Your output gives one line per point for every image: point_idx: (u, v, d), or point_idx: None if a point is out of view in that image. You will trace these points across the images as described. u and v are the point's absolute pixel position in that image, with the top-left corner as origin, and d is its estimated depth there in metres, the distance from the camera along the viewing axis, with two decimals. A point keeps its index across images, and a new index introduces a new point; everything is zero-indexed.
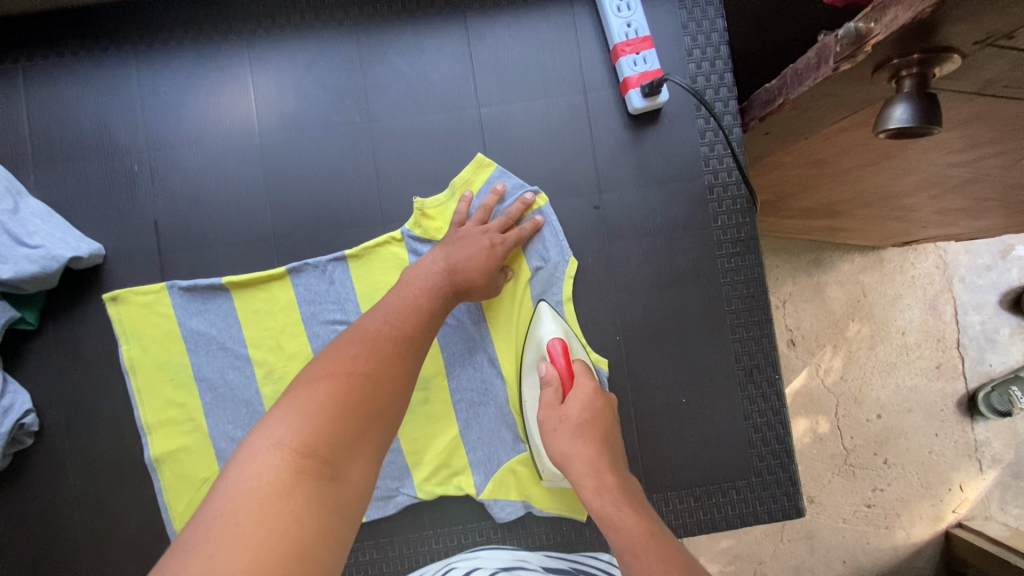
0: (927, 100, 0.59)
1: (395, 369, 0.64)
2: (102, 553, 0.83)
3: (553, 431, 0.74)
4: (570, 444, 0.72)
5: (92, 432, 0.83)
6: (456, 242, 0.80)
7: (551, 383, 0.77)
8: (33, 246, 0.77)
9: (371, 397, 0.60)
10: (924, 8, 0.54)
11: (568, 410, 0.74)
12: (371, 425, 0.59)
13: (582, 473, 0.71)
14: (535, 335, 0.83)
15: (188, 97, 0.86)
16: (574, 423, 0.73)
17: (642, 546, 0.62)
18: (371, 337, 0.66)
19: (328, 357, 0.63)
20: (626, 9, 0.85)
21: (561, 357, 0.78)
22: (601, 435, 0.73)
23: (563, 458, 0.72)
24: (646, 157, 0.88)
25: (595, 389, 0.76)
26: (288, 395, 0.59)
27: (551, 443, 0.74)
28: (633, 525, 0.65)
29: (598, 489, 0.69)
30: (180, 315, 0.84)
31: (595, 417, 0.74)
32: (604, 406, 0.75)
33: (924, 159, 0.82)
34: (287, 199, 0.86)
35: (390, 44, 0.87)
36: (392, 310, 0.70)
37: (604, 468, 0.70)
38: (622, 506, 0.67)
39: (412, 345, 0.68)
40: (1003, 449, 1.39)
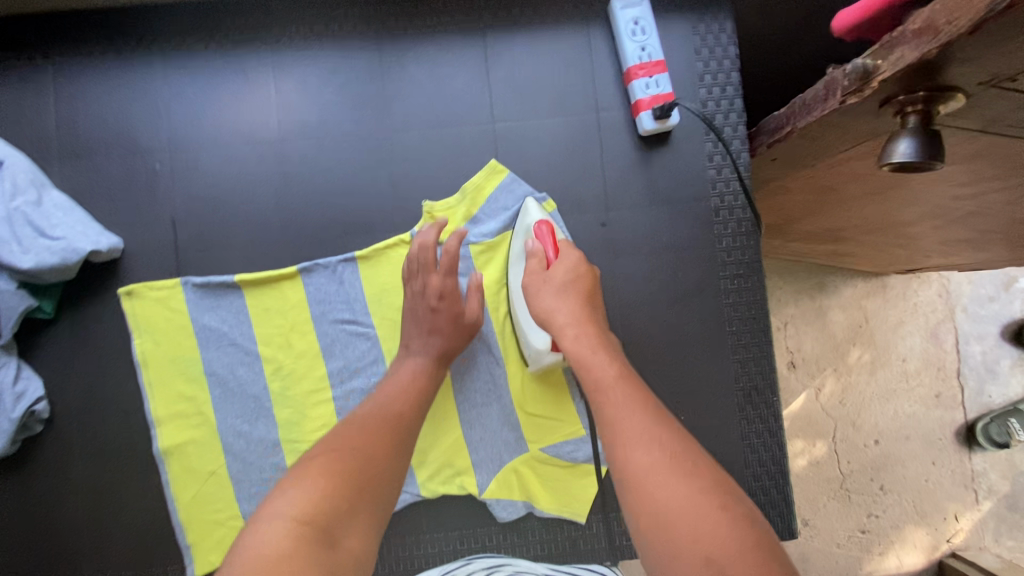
0: (931, 137, 0.61)
1: (390, 447, 0.66)
2: (105, 540, 0.84)
3: (538, 291, 0.76)
4: (553, 301, 0.75)
5: (101, 421, 0.85)
6: (427, 326, 0.80)
7: (535, 254, 0.79)
8: (55, 238, 0.79)
9: (367, 469, 0.62)
10: (930, 49, 0.56)
11: (552, 272, 0.76)
12: (367, 497, 0.61)
13: (563, 325, 0.73)
14: (521, 223, 0.85)
15: (210, 98, 0.88)
16: (557, 283, 0.75)
17: (611, 385, 0.65)
18: (363, 419, 0.68)
19: (331, 436, 0.66)
20: (641, 32, 0.87)
21: (547, 235, 0.79)
22: (584, 294, 0.76)
23: (546, 316, 0.74)
24: (654, 176, 0.90)
25: (579, 257, 0.78)
26: (292, 470, 0.61)
27: (535, 304, 0.76)
28: (606, 367, 0.67)
29: (577, 337, 0.71)
30: (192, 310, 0.86)
31: (578, 279, 0.76)
32: (588, 273, 0.78)
33: (928, 190, 0.84)
34: (302, 202, 0.88)
35: (410, 56, 0.89)
36: (383, 398, 0.72)
37: (583, 319, 0.73)
38: (595, 349, 0.69)
39: (406, 424, 0.70)
40: (999, 481, 1.39)
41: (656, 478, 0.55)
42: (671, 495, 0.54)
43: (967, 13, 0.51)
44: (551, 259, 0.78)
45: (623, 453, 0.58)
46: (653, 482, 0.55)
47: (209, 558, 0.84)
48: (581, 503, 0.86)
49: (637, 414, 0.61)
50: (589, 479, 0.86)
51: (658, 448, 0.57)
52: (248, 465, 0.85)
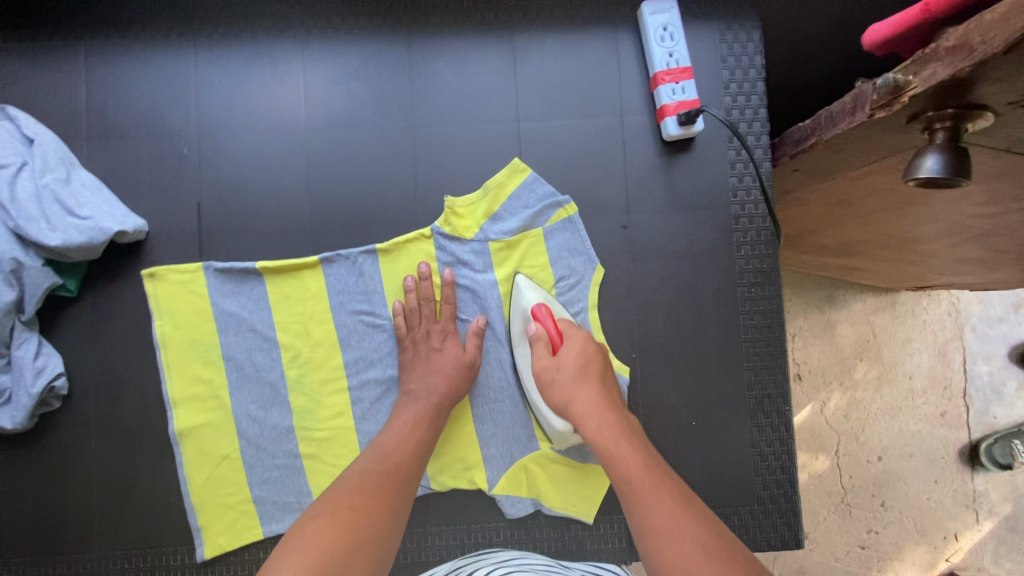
0: (958, 154, 0.61)
1: (382, 504, 0.71)
2: (117, 518, 0.85)
3: (552, 380, 0.77)
4: (571, 389, 0.77)
5: (119, 400, 0.86)
6: (429, 366, 0.84)
7: (540, 339, 0.80)
8: (83, 218, 0.80)
9: (357, 529, 0.67)
10: (963, 67, 0.56)
11: (562, 359, 0.78)
12: (358, 556, 0.65)
13: (583, 414, 0.75)
14: (518, 304, 0.86)
15: (239, 87, 0.89)
16: (571, 370, 0.77)
17: (639, 479, 0.69)
18: (358, 477, 0.73)
19: (329, 497, 0.71)
20: (669, 39, 0.87)
21: (548, 317, 0.80)
22: (597, 376, 0.78)
23: (565, 404, 0.77)
24: (676, 182, 0.90)
25: (585, 339, 0.80)
26: (289, 538, 0.67)
27: (552, 394, 0.78)
28: (631, 461, 0.70)
29: (599, 429, 0.74)
30: (213, 295, 0.87)
31: (589, 361, 0.79)
32: (596, 351, 0.80)
33: (948, 207, 0.84)
34: (326, 192, 0.89)
35: (438, 53, 0.90)
36: (382, 449, 0.77)
37: (603, 407, 0.76)
38: (619, 440, 0.72)
39: (401, 475, 0.75)
40: (1001, 502, 1.39)
41: (696, 574, 0.59)
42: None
43: (1004, 33, 0.51)
44: (557, 343, 0.79)
45: (661, 552, 0.63)
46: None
47: (219, 541, 0.85)
48: (589, 503, 0.86)
49: (669, 508, 0.66)
50: (598, 480, 0.87)
51: (691, 544, 0.62)
52: (261, 450, 0.86)
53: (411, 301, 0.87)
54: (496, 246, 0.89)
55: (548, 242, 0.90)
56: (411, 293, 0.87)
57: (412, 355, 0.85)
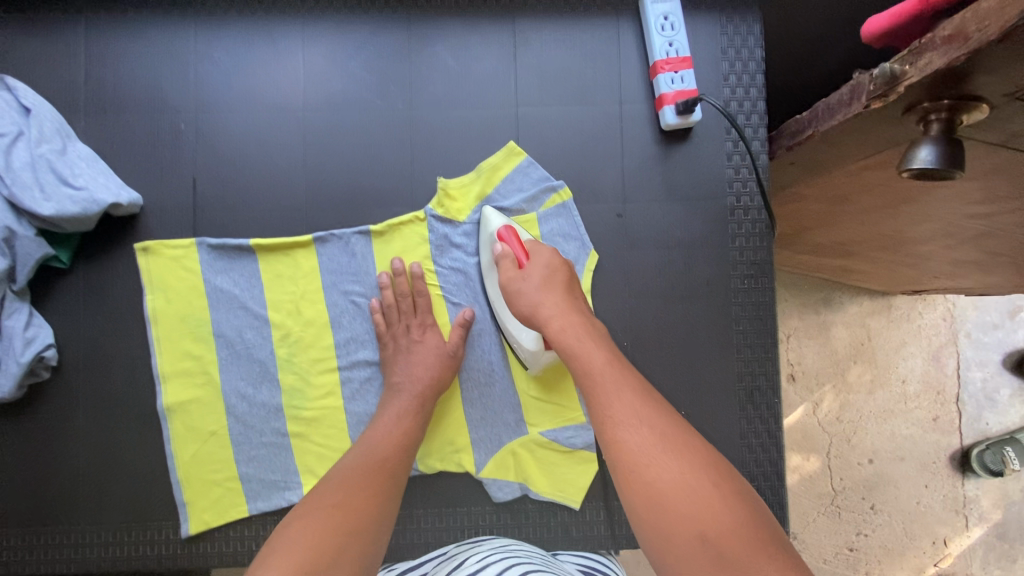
0: (953, 145, 0.61)
1: (371, 497, 0.69)
2: (103, 491, 0.85)
3: (518, 290, 0.78)
4: (537, 296, 0.77)
5: (108, 373, 0.86)
6: (410, 360, 0.84)
7: (506, 256, 0.81)
8: (77, 188, 0.80)
9: (349, 519, 0.65)
10: (958, 55, 0.56)
11: (528, 272, 0.79)
12: (350, 547, 0.62)
13: (548, 316, 0.76)
14: (485, 232, 0.87)
15: (238, 63, 0.89)
16: (538, 281, 0.78)
17: (601, 372, 0.69)
18: (343, 475, 0.71)
19: (317, 495, 0.69)
20: (669, 28, 0.87)
21: (514, 238, 0.82)
22: (564, 286, 0.79)
23: (530, 312, 0.77)
24: (672, 172, 0.90)
25: (551, 253, 0.82)
26: (278, 534, 0.64)
27: (519, 303, 0.78)
28: (594, 357, 0.70)
29: (563, 329, 0.74)
30: (206, 271, 0.87)
31: (554, 273, 0.79)
32: (562, 264, 0.81)
33: (943, 204, 0.85)
34: (322, 171, 0.89)
35: (438, 36, 0.90)
36: (368, 444, 0.76)
37: (567, 310, 0.76)
38: (584, 339, 0.73)
39: (390, 466, 0.74)
40: (990, 509, 1.39)
41: (650, 457, 0.61)
42: (665, 472, 0.59)
43: (1000, 20, 0.52)
44: (524, 259, 0.80)
45: (617, 437, 0.63)
46: (647, 462, 0.60)
47: (204, 517, 0.85)
48: (575, 489, 0.87)
49: (628, 398, 0.66)
50: (585, 466, 0.87)
51: (648, 429, 0.63)
52: (249, 428, 0.86)
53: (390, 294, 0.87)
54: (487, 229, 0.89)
55: (542, 226, 0.90)
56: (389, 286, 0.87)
57: (396, 343, 0.85)
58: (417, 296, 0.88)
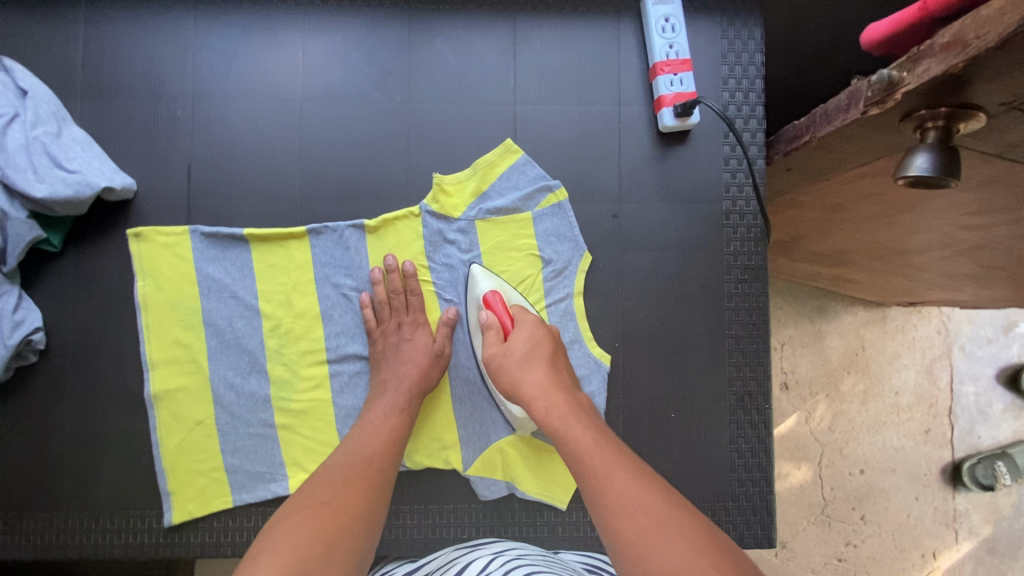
0: (949, 153, 0.61)
1: (363, 491, 0.70)
2: (86, 477, 0.84)
3: (501, 366, 0.78)
4: (519, 373, 0.77)
5: (96, 358, 0.85)
6: (398, 358, 0.83)
7: (491, 327, 0.81)
8: (71, 171, 0.80)
9: (335, 519, 0.65)
10: (957, 63, 0.56)
11: (511, 345, 0.78)
12: (340, 543, 0.63)
13: (532, 396, 0.76)
14: (472, 294, 0.86)
15: (238, 52, 0.89)
16: (519, 354, 0.78)
17: (591, 455, 0.68)
18: (333, 470, 0.72)
19: (307, 490, 0.69)
20: (670, 30, 0.87)
21: (500, 304, 0.82)
22: (546, 360, 0.79)
23: (512, 389, 0.77)
24: (669, 174, 0.90)
25: (534, 323, 0.81)
26: (263, 537, 0.64)
27: (501, 378, 0.78)
28: (582, 437, 0.70)
29: (548, 409, 0.74)
30: (198, 259, 0.87)
31: (537, 345, 0.79)
32: (546, 335, 0.81)
33: (938, 215, 0.85)
34: (318, 163, 0.89)
35: (439, 32, 0.90)
36: (354, 441, 0.76)
37: (551, 387, 0.76)
38: (569, 420, 0.72)
39: (377, 465, 0.74)
40: (980, 523, 1.39)
41: (651, 544, 0.59)
42: (664, 556, 0.58)
43: (1000, 27, 0.52)
44: (508, 329, 0.80)
45: (616, 527, 0.62)
46: (649, 551, 0.59)
47: (187, 507, 0.84)
48: (562, 489, 0.86)
49: (622, 481, 0.65)
50: None
51: (646, 516, 0.62)
52: (236, 418, 0.85)
53: (384, 292, 0.86)
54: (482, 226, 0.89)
55: (537, 225, 0.90)
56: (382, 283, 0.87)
57: (387, 337, 0.85)
58: (409, 293, 0.87)
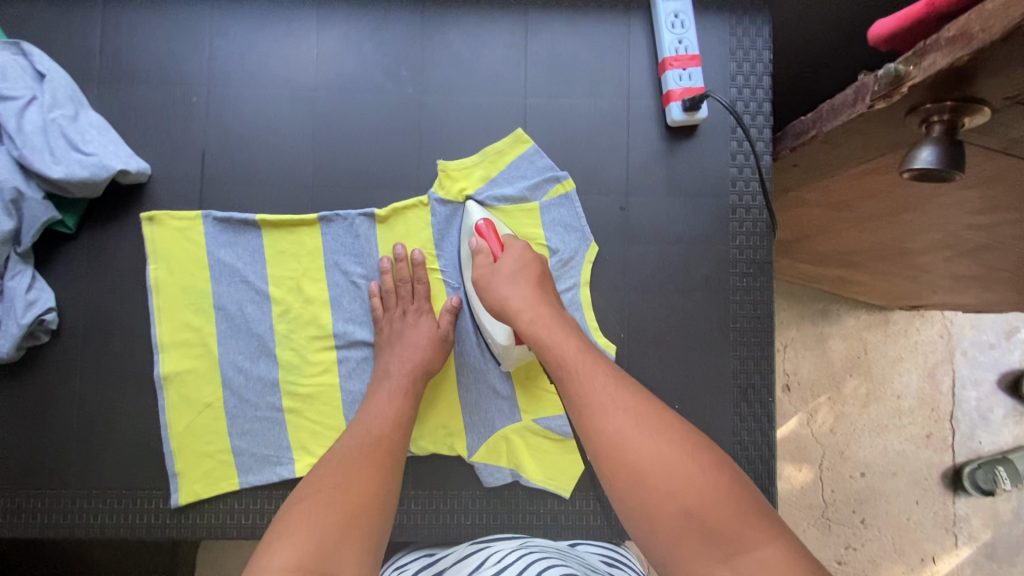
0: (955, 146, 0.62)
1: (375, 473, 0.69)
2: (95, 458, 0.85)
3: (489, 284, 0.79)
4: (506, 289, 0.77)
5: (107, 340, 0.86)
6: (405, 344, 0.84)
7: (482, 251, 0.82)
8: (87, 154, 0.81)
9: (347, 505, 0.64)
10: (962, 55, 0.57)
11: (501, 265, 0.80)
12: (357, 525, 0.62)
13: (519, 308, 0.75)
14: (466, 225, 0.88)
15: (253, 41, 0.90)
16: (508, 272, 0.79)
17: (572, 362, 0.67)
18: (344, 454, 0.71)
19: (319, 474, 0.68)
20: (679, 26, 0.89)
21: (492, 233, 0.84)
22: (534, 280, 0.79)
23: (498, 304, 0.77)
24: (676, 168, 0.91)
25: (523, 247, 0.82)
26: (271, 528, 0.61)
27: (490, 295, 0.78)
28: (565, 347, 0.70)
29: (533, 321, 0.73)
30: (210, 244, 0.88)
31: (526, 267, 0.80)
32: (535, 260, 0.81)
33: (941, 213, 0.86)
34: (329, 152, 0.90)
35: (452, 24, 0.91)
36: (364, 427, 0.76)
37: (538, 302, 0.75)
38: (554, 330, 0.72)
39: (385, 448, 0.73)
40: (980, 529, 1.39)
41: (630, 440, 0.59)
42: (646, 453, 0.58)
43: (1003, 20, 0.53)
44: (498, 252, 0.82)
45: (598, 426, 0.61)
46: (630, 448, 0.58)
47: (194, 488, 0.85)
48: (566, 477, 0.87)
49: (603, 384, 0.64)
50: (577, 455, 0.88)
51: (626, 415, 0.61)
52: (244, 401, 0.86)
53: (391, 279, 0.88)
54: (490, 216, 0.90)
55: (545, 216, 0.91)
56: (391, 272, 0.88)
57: (395, 322, 0.86)
58: (417, 281, 0.88)
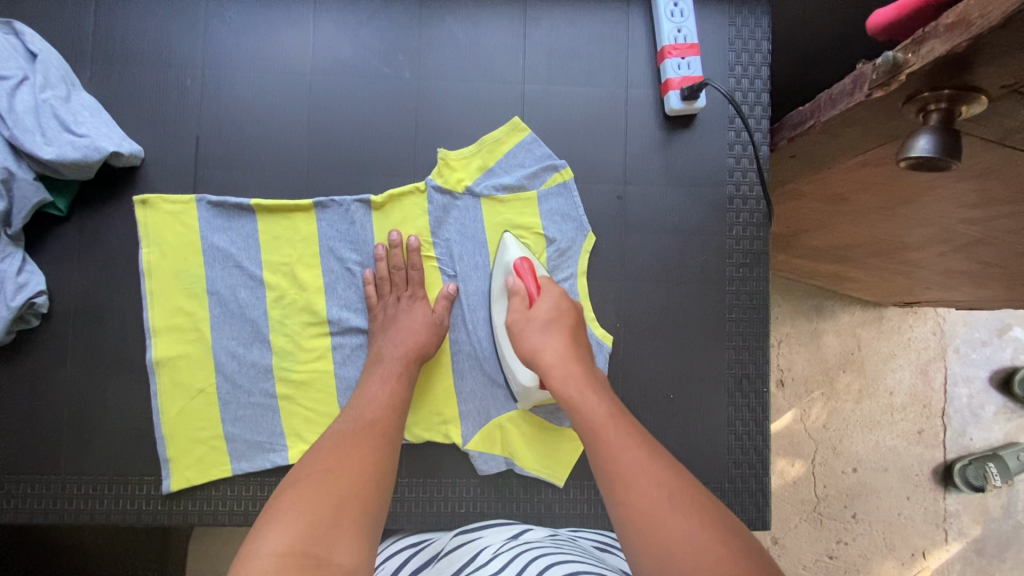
0: (951, 135, 0.62)
1: (366, 455, 0.69)
2: (85, 442, 0.84)
3: (522, 331, 0.80)
4: (540, 339, 0.79)
5: (98, 324, 0.85)
6: (400, 330, 0.84)
7: (517, 293, 0.83)
8: (79, 135, 0.80)
9: (342, 488, 0.63)
10: (960, 42, 0.57)
11: (535, 311, 0.81)
12: (349, 506, 0.62)
13: (550, 364, 0.77)
14: (500, 261, 0.87)
15: (249, 25, 0.89)
16: (541, 321, 0.80)
17: (606, 430, 0.69)
18: (335, 439, 0.70)
19: (310, 460, 0.68)
20: (679, 15, 0.88)
21: (528, 273, 0.84)
22: (567, 332, 0.80)
23: (530, 354, 0.79)
24: (674, 158, 0.91)
25: (560, 294, 0.83)
26: (266, 513, 0.61)
27: (521, 342, 0.80)
28: (597, 410, 0.71)
29: (566, 378, 0.75)
30: (203, 228, 0.87)
31: (560, 316, 0.81)
32: (570, 307, 0.82)
33: (936, 205, 0.86)
34: (326, 138, 0.89)
35: (450, 11, 0.90)
36: (354, 412, 0.75)
37: (570, 359, 0.77)
38: (585, 392, 0.74)
39: (378, 430, 0.73)
40: (970, 524, 1.40)
41: (660, 516, 0.60)
42: (673, 530, 0.58)
43: (1002, 7, 0.53)
44: (534, 296, 0.82)
45: (626, 498, 0.62)
46: (658, 522, 0.59)
47: (186, 474, 0.84)
48: (561, 466, 0.87)
49: (635, 457, 0.65)
50: (572, 444, 0.88)
51: (656, 490, 0.62)
52: (237, 387, 0.86)
53: (386, 266, 0.87)
54: (489, 203, 0.90)
55: (542, 204, 0.90)
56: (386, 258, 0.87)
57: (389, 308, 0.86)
58: (412, 267, 0.87)
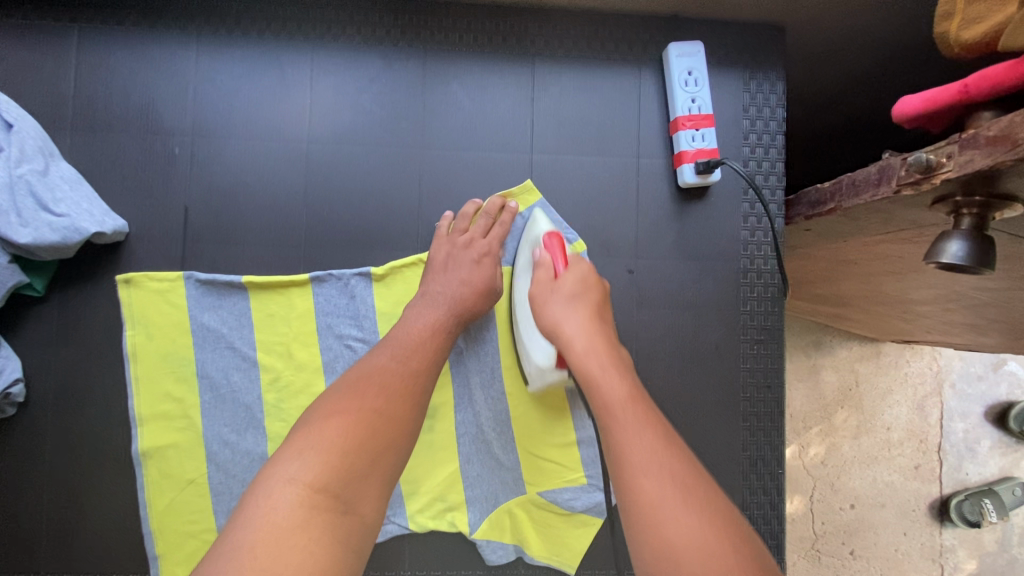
0: (984, 243, 0.59)
1: (408, 405, 0.65)
2: (68, 538, 0.79)
3: (545, 302, 0.71)
4: (561, 312, 0.69)
5: (79, 412, 0.80)
6: None
7: (543, 265, 0.74)
8: (57, 214, 0.74)
9: (382, 431, 0.61)
10: (1005, 159, 0.53)
11: (561, 283, 0.71)
12: (382, 460, 0.60)
13: (572, 338, 0.68)
14: (529, 234, 0.80)
15: (241, 87, 0.84)
16: (567, 295, 0.70)
17: (622, 409, 0.61)
18: (381, 373, 0.66)
19: (347, 389, 0.64)
20: (693, 84, 0.85)
21: (557, 245, 0.74)
22: (593, 308, 0.70)
23: (552, 329, 0.70)
24: (687, 230, 0.88)
25: (590, 269, 0.74)
26: (299, 429, 0.61)
27: (542, 316, 0.71)
28: (616, 388, 0.63)
29: (587, 353, 0.66)
30: (192, 307, 0.82)
31: (589, 290, 0.71)
32: (598, 284, 0.73)
33: (956, 282, 0.84)
34: (323, 207, 0.85)
35: (455, 74, 0.86)
36: (402, 347, 0.70)
37: (594, 334, 0.68)
38: (607, 369, 0.65)
39: (421, 381, 0.68)
40: (965, 559, 1.40)
41: (666, 512, 0.54)
42: (681, 528, 0.53)
43: None
44: (559, 268, 0.72)
45: (637, 486, 0.56)
46: (663, 517, 0.53)
47: (176, 571, 0.79)
48: (572, 553, 0.84)
49: (651, 442, 0.58)
50: (584, 529, 0.85)
51: (668, 479, 0.56)
52: (230, 477, 0.81)
53: (482, 219, 0.82)
54: (507, 272, 0.86)
55: None
56: (491, 218, 0.83)
57: (455, 251, 0.80)
58: (477, 240, 0.81)
